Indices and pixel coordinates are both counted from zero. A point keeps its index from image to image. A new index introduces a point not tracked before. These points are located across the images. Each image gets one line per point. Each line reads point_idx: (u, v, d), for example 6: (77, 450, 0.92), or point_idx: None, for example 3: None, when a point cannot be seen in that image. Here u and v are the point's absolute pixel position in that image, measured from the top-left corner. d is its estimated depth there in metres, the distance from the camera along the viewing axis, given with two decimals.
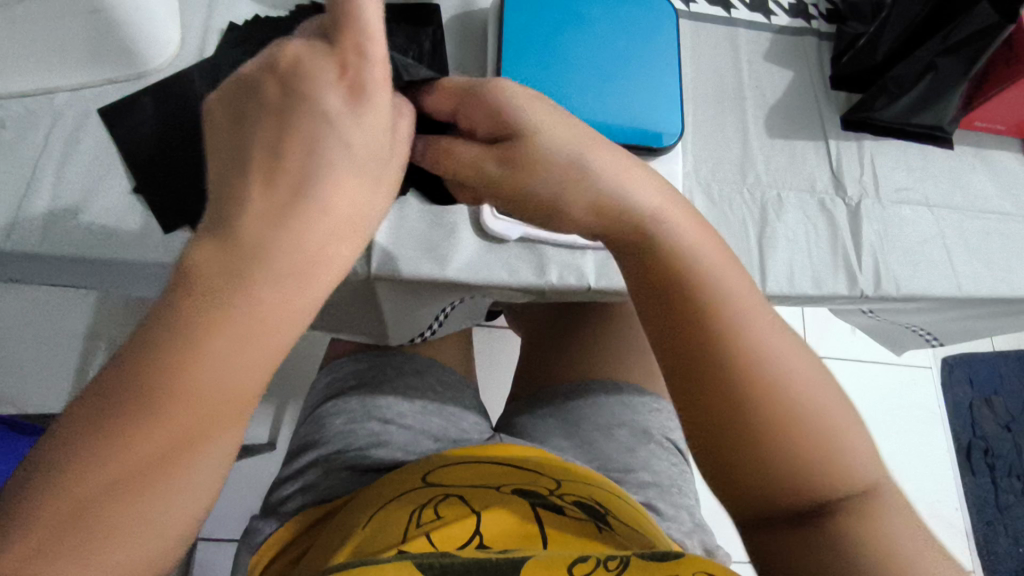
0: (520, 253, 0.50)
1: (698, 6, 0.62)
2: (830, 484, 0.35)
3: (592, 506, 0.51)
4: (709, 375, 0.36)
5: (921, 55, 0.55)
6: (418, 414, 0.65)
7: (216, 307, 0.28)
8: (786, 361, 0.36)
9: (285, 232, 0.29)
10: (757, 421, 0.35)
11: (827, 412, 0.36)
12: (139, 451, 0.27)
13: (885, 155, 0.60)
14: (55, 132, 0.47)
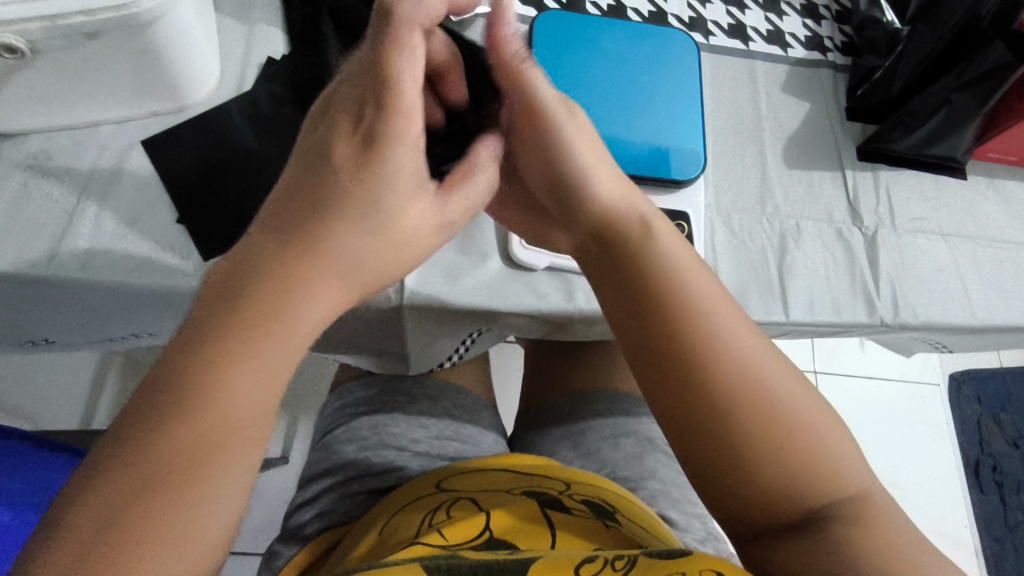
0: (548, 280, 0.52)
1: (717, 40, 0.64)
2: (818, 489, 0.35)
3: (602, 506, 0.52)
4: (692, 378, 0.37)
5: (936, 90, 0.57)
6: (433, 438, 0.68)
7: (251, 313, 0.28)
8: (768, 369, 0.37)
9: (320, 249, 0.31)
10: (743, 423, 0.36)
11: (812, 422, 0.37)
12: (167, 461, 0.26)
13: (900, 185, 0.61)
14: (100, 163, 0.49)
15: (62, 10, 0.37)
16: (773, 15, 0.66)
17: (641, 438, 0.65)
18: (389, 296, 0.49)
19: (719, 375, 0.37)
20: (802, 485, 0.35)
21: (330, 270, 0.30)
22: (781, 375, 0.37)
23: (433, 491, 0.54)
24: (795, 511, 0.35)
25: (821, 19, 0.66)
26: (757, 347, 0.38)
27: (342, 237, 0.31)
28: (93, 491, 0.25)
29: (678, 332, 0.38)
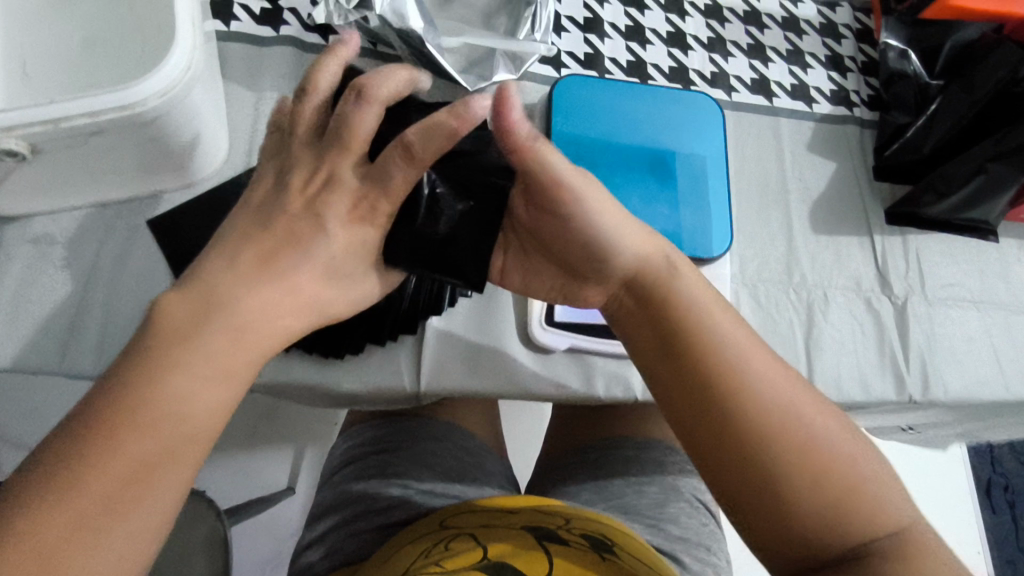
0: (568, 365, 0.51)
1: (740, 96, 0.62)
2: (863, 526, 0.31)
3: (601, 538, 0.51)
4: (706, 410, 0.34)
5: (976, 156, 0.55)
6: (440, 479, 0.67)
7: (206, 329, 0.30)
8: (790, 396, 0.33)
9: (232, 274, 0.32)
10: (764, 460, 0.32)
11: (844, 454, 0.32)
12: (137, 444, 0.28)
13: (930, 250, 0.59)
14: (106, 247, 0.47)
15: (65, 113, 0.36)
16: (797, 69, 0.63)
17: (662, 504, 0.63)
18: (402, 384, 0.48)
19: (738, 406, 0.33)
20: (828, 525, 0.31)
21: (248, 298, 0.32)
22: (806, 405, 0.33)
23: (435, 529, 0.55)
24: (822, 550, 0.31)
25: (847, 71, 0.64)
26: (776, 374, 0.34)
27: (263, 272, 0.33)
28: (69, 446, 0.27)
29: (691, 360, 0.34)
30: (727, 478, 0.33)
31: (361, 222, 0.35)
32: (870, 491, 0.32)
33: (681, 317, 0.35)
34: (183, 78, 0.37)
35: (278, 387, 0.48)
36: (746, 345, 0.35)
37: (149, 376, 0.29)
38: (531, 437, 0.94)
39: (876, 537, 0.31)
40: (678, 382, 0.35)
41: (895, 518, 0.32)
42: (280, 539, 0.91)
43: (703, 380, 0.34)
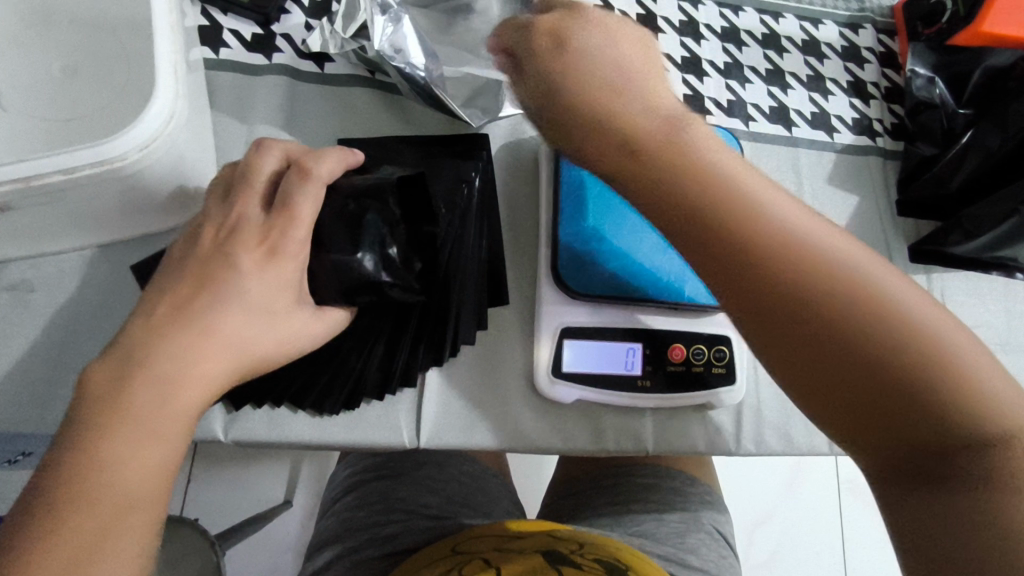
0: (577, 419, 0.48)
1: (758, 125, 0.59)
2: (961, 413, 0.26)
3: (614, 563, 0.50)
4: (776, 307, 0.28)
5: (1007, 198, 0.53)
6: (443, 507, 0.65)
7: (129, 389, 0.33)
8: (867, 271, 0.28)
9: (151, 335, 0.35)
10: (850, 350, 0.27)
11: (941, 332, 0.27)
12: (83, 500, 0.31)
13: (956, 289, 0.56)
14: (88, 294, 0.45)
15: (37, 171, 0.34)
16: (817, 96, 0.60)
17: (674, 545, 0.61)
18: (401, 440, 0.46)
19: (813, 297, 0.28)
20: (935, 421, 0.26)
21: (173, 353, 0.34)
22: (885, 280, 0.28)
23: (447, 554, 0.54)
24: (937, 454, 0.26)
25: (869, 98, 0.61)
26: (843, 246, 0.29)
27: (184, 327, 0.35)
28: (26, 515, 0.30)
29: (747, 256, 0.29)
30: (801, 357, 0.28)
31: (270, 257, 0.38)
32: (981, 380, 0.27)
33: (733, 203, 0.30)
34: (164, 129, 0.36)
35: (269, 444, 0.45)
36: (797, 222, 0.29)
37: (88, 439, 0.32)
38: (536, 459, 0.91)
39: (995, 431, 0.26)
40: (733, 284, 0.29)
41: (1018, 413, 0.26)
42: (277, 557, 0.88)
43: (770, 277, 0.28)
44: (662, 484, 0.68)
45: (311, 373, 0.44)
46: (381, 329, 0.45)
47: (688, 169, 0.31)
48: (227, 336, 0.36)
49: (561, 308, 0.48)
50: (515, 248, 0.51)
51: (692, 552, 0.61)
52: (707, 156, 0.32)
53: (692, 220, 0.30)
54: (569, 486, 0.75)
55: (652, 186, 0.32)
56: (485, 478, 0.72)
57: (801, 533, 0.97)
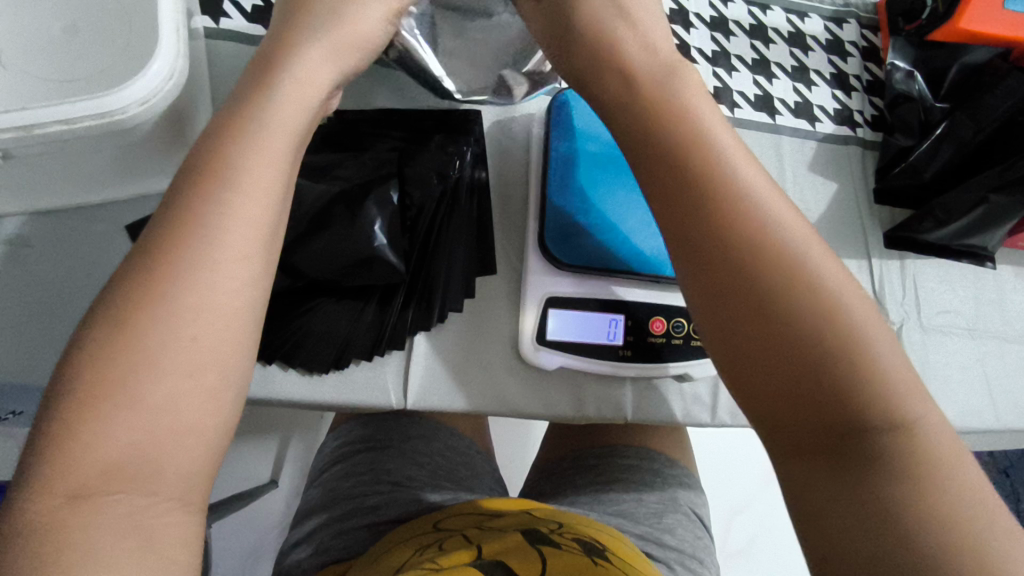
0: (558, 385, 0.49)
1: (743, 112, 0.61)
2: (869, 387, 0.27)
3: (594, 543, 0.51)
4: (714, 271, 0.29)
5: (974, 189, 0.55)
6: (429, 479, 0.66)
7: (158, 291, 0.26)
8: (798, 248, 0.29)
9: (171, 242, 0.27)
10: (773, 320, 0.28)
11: (858, 321, 0.28)
12: (127, 440, 0.24)
13: (927, 275, 0.59)
14: (83, 252, 0.46)
15: (38, 119, 0.35)
16: (801, 86, 0.62)
17: (650, 520, 0.63)
18: (388, 401, 0.47)
19: (744, 267, 0.29)
20: (850, 395, 0.26)
21: (215, 260, 0.27)
22: (816, 263, 0.29)
23: (428, 530, 0.55)
24: (850, 432, 0.26)
25: (851, 90, 0.63)
26: (784, 226, 0.30)
27: (215, 221, 0.28)
28: (56, 470, 0.24)
29: (706, 214, 0.30)
30: (731, 308, 0.29)
31: None
32: (891, 370, 0.27)
33: (691, 168, 0.31)
34: (164, 87, 0.37)
35: (260, 401, 0.46)
36: (756, 194, 0.30)
37: (117, 379, 0.25)
38: (521, 441, 0.93)
39: (899, 416, 0.26)
40: (684, 248, 0.31)
41: (916, 404, 0.27)
42: (263, 534, 0.89)
43: (717, 245, 0.30)
44: (641, 464, 0.70)
45: (303, 332, 0.46)
46: (372, 291, 0.47)
47: (669, 134, 0.32)
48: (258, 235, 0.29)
49: (547, 278, 0.50)
50: (505, 220, 0.53)
51: (669, 533, 0.62)
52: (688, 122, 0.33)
53: (659, 188, 0.32)
54: (552, 468, 0.77)
55: (631, 129, 0.34)
56: (470, 454, 0.74)
57: (778, 522, 0.99)
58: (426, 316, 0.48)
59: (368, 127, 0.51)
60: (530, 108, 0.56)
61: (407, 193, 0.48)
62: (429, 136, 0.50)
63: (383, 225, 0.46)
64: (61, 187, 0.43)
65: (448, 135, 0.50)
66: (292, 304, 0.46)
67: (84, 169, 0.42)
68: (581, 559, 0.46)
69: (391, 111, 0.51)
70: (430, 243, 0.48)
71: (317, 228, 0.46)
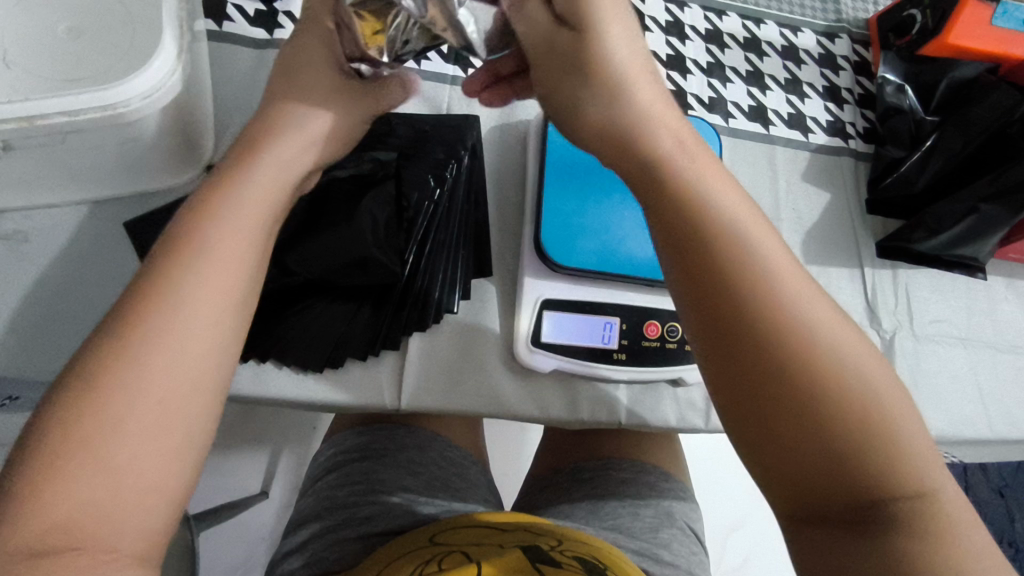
0: (552, 387, 0.50)
1: (738, 122, 0.62)
2: (877, 471, 0.29)
3: (594, 562, 0.50)
4: (741, 369, 0.30)
5: (966, 198, 0.56)
6: (424, 489, 0.66)
7: (109, 367, 0.28)
8: (803, 310, 0.31)
9: (131, 318, 0.29)
10: (807, 416, 0.29)
11: (894, 415, 0.30)
12: (81, 507, 0.25)
13: (919, 284, 0.59)
14: (80, 246, 0.46)
15: (42, 111, 0.36)
16: (794, 98, 0.64)
17: (644, 530, 0.63)
18: (383, 400, 0.47)
19: (774, 372, 0.30)
20: (870, 481, 0.29)
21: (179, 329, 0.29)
22: (852, 355, 0.30)
23: (425, 546, 0.54)
24: (858, 508, 0.29)
25: (843, 103, 0.64)
26: (825, 320, 0.31)
27: (174, 301, 0.30)
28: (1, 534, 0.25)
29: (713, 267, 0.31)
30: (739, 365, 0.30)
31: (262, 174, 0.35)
32: (918, 460, 0.29)
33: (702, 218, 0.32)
34: (166, 82, 0.38)
35: (251, 398, 0.46)
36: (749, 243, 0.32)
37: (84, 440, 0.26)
38: (515, 452, 0.93)
39: (908, 485, 0.29)
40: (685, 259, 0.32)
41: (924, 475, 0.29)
42: (251, 548, 0.88)
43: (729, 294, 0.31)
44: (635, 477, 0.69)
45: (299, 330, 0.46)
46: (366, 292, 0.47)
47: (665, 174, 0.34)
48: (216, 301, 0.30)
49: (540, 281, 0.50)
50: (501, 224, 0.53)
51: (664, 548, 0.61)
52: (704, 224, 0.32)
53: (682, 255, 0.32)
54: (545, 480, 0.76)
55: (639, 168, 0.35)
56: (465, 465, 0.73)
57: (771, 538, 0.98)
58: (421, 314, 0.48)
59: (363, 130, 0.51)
60: (527, 116, 0.57)
61: (405, 196, 0.48)
62: (426, 140, 0.51)
63: (377, 225, 0.46)
64: (60, 184, 0.44)
65: (447, 145, 0.51)
66: (284, 302, 0.46)
67: (84, 166, 0.42)
68: None
69: (388, 114, 0.52)
70: (426, 247, 0.48)
71: (311, 227, 0.46)
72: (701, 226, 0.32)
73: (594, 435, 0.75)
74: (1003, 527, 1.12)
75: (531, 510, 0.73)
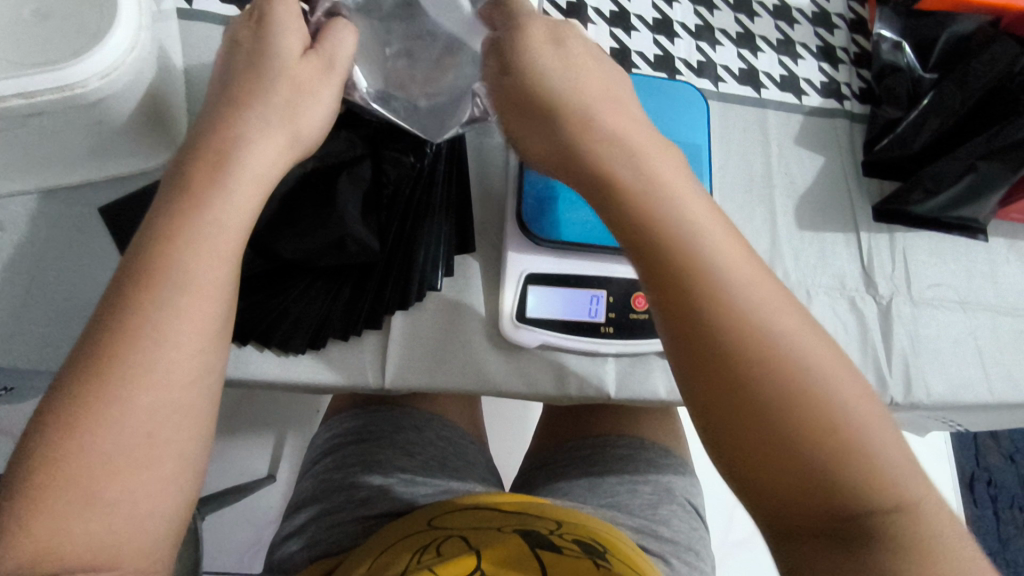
0: (538, 362, 0.49)
1: (728, 86, 0.60)
2: (864, 487, 0.28)
3: (592, 545, 0.50)
4: (719, 378, 0.30)
5: (962, 156, 0.54)
6: (420, 469, 0.66)
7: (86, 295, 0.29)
8: (781, 324, 0.31)
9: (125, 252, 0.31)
10: (782, 433, 0.29)
11: (863, 419, 0.29)
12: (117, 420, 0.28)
13: (918, 248, 0.58)
14: (55, 232, 0.45)
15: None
16: (787, 59, 0.62)
17: (642, 507, 0.62)
18: (366, 380, 0.47)
19: (749, 384, 0.30)
20: (848, 491, 0.28)
21: (177, 327, 0.30)
22: (820, 364, 0.30)
23: (423, 529, 0.54)
24: (844, 525, 0.28)
25: (838, 62, 0.62)
26: (790, 330, 0.31)
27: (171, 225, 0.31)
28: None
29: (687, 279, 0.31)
30: (716, 379, 0.30)
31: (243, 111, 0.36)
32: (892, 464, 0.29)
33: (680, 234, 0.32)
34: (125, 60, 0.37)
35: (233, 381, 0.46)
36: (724, 257, 0.32)
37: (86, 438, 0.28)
38: (516, 430, 0.93)
39: (882, 492, 0.28)
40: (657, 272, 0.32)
41: (911, 488, 0.29)
42: (259, 530, 0.89)
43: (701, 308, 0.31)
44: (634, 453, 0.69)
45: (282, 312, 0.45)
46: (348, 272, 0.46)
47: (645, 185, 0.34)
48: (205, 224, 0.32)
49: (524, 255, 0.50)
50: (483, 198, 0.52)
51: (663, 525, 0.61)
52: (680, 236, 0.32)
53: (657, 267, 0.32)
54: (542, 456, 0.76)
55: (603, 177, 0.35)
56: (464, 444, 0.73)
57: None
58: (403, 292, 0.47)
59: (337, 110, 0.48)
60: None
61: (383, 172, 0.47)
62: None
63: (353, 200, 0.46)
64: (29, 170, 0.43)
65: None
66: (262, 286, 0.45)
67: (51, 150, 0.42)
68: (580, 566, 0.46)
69: None
70: (407, 224, 0.47)
71: (285, 214, 0.45)
72: (677, 243, 0.32)
73: (592, 410, 0.74)
74: (1015, 493, 1.11)
75: (529, 487, 0.73)
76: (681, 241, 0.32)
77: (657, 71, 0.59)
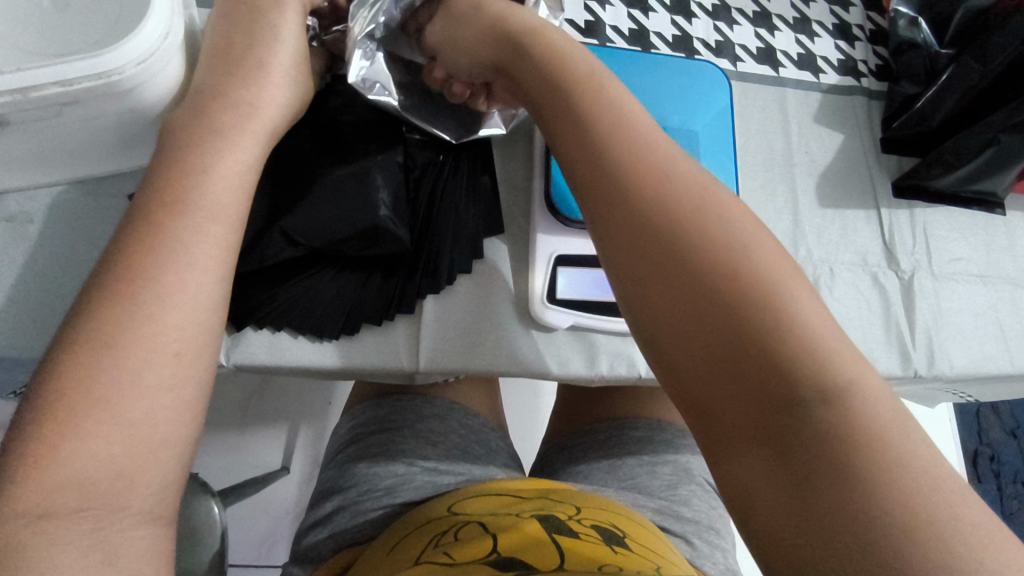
0: (569, 343, 0.49)
1: (746, 66, 0.60)
2: (805, 376, 0.25)
3: (612, 531, 0.50)
4: (645, 280, 0.29)
5: (985, 129, 0.53)
6: (444, 457, 0.66)
7: (137, 279, 0.29)
8: (712, 220, 0.29)
9: (172, 234, 0.30)
10: (725, 329, 0.27)
11: (801, 309, 0.27)
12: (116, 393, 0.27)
13: (939, 223, 0.58)
14: (84, 223, 0.45)
15: (35, 82, 0.35)
16: (804, 37, 0.62)
17: (664, 488, 0.63)
18: (400, 363, 0.47)
19: (673, 280, 0.28)
20: (802, 389, 0.25)
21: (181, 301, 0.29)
22: (766, 264, 0.28)
23: (444, 515, 0.54)
24: (792, 429, 0.25)
25: (854, 40, 0.63)
26: (736, 231, 0.29)
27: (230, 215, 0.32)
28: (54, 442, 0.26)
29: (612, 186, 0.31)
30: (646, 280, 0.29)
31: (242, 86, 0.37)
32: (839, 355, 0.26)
33: (608, 146, 0.32)
34: (159, 46, 0.37)
35: (269, 368, 0.46)
36: (653, 164, 0.31)
37: (108, 440, 0.26)
38: (530, 416, 0.93)
39: (834, 387, 0.25)
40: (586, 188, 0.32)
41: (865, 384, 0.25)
42: (276, 522, 0.89)
43: (627, 213, 0.30)
44: (652, 435, 0.69)
45: (299, 293, 0.45)
46: (376, 258, 0.47)
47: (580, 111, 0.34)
48: None
49: (553, 237, 0.50)
50: (510, 184, 0.53)
51: (684, 504, 0.61)
52: (608, 148, 0.32)
53: (588, 180, 0.32)
54: (560, 440, 0.76)
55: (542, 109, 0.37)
56: (484, 431, 0.73)
57: None
58: (437, 276, 0.47)
59: (334, 101, 0.49)
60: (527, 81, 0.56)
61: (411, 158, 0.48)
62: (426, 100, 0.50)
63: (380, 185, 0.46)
64: (58, 160, 0.43)
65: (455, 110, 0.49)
66: (293, 270, 0.45)
67: (81, 140, 0.41)
68: (601, 549, 0.46)
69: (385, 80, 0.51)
70: (433, 208, 0.48)
71: (287, 195, 0.45)
72: (607, 154, 0.32)
73: (610, 394, 0.75)
74: (1019, 467, 1.12)
75: (550, 470, 0.73)
76: (607, 151, 0.32)
77: (676, 51, 0.59)
